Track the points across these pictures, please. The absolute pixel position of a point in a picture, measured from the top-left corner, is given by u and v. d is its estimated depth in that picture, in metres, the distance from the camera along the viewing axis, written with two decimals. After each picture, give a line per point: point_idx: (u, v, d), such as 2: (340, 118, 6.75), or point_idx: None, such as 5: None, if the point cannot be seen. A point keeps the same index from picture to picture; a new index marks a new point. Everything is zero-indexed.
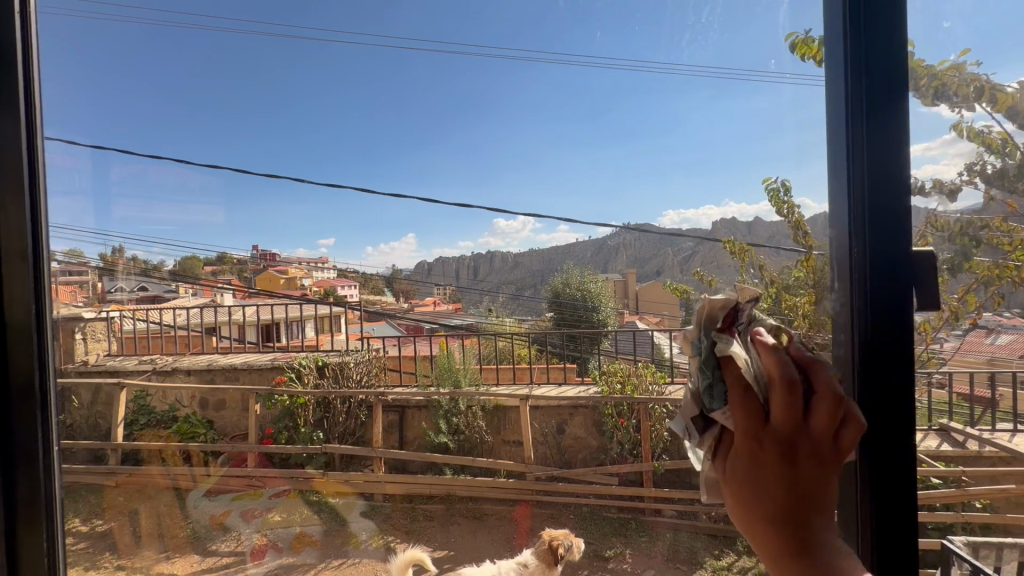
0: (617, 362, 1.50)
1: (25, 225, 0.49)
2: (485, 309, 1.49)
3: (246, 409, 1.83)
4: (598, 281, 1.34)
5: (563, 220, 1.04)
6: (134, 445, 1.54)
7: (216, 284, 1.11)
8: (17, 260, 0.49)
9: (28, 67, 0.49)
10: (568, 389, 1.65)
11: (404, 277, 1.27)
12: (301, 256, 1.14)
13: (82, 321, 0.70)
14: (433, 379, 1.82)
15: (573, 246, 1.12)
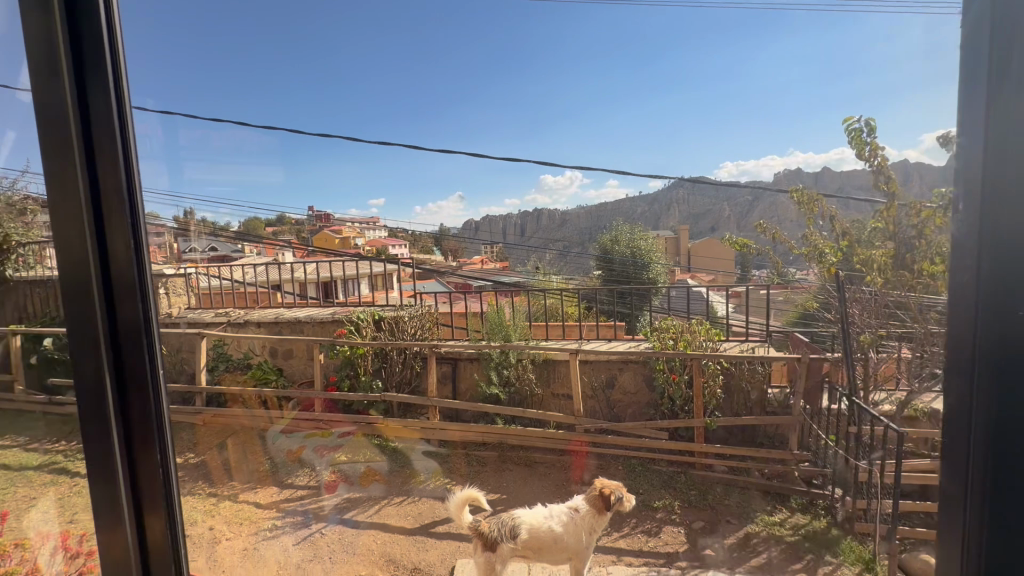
0: (661, 318, 1.57)
1: (118, 171, 0.57)
2: (531, 267, 1.49)
3: (311, 358, 1.94)
4: (648, 238, 1.24)
5: (615, 173, 1.00)
6: (218, 388, 1.72)
7: (277, 244, 1.16)
8: (116, 206, 0.58)
9: (111, 33, 0.55)
10: (620, 345, 1.67)
11: (452, 235, 1.25)
12: (353, 217, 1.14)
13: (163, 279, 0.76)
14: (484, 333, 1.85)
15: (621, 203, 1.10)
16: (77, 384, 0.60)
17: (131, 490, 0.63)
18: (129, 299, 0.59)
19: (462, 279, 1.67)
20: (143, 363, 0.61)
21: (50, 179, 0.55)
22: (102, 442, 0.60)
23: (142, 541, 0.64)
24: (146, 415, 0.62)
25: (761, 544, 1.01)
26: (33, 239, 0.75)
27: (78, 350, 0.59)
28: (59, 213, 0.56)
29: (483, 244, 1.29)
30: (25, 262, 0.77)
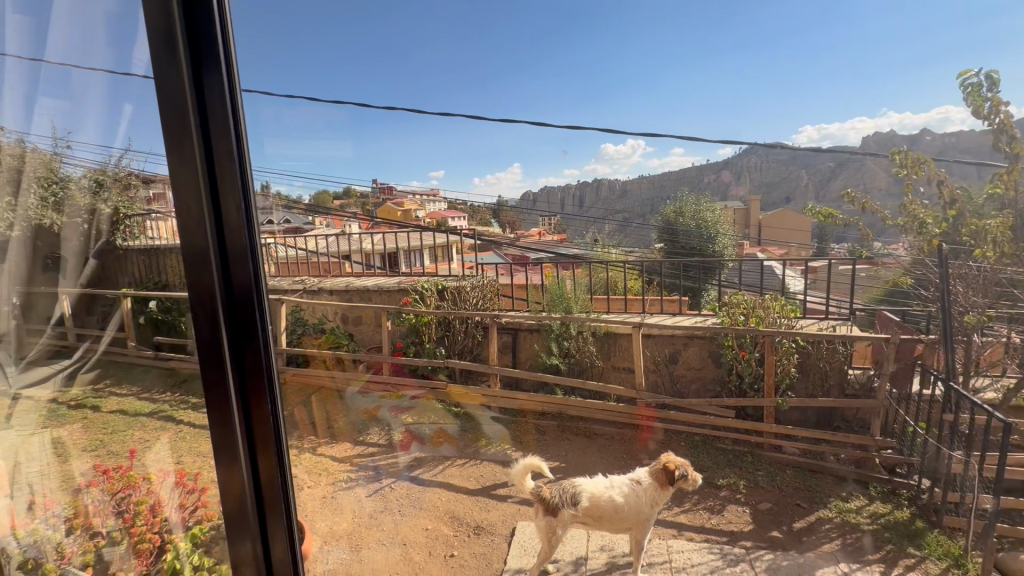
0: (734, 291, 1.44)
1: (231, 144, 0.64)
2: (587, 240, 1.37)
3: (379, 325, 2.05)
4: (713, 209, 1.18)
5: (683, 139, 0.95)
6: (297, 350, 1.83)
7: (346, 216, 1.16)
8: (228, 177, 0.64)
9: (222, 19, 0.60)
10: (682, 321, 1.59)
11: (509, 207, 1.20)
12: (416, 187, 1.15)
13: None
14: (545, 305, 1.84)
15: (684, 171, 1.02)
16: (199, 339, 0.68)
17: (245, 432, 0.72)
18: (242, 263, 0.67)
19: (517, 251, 1.61)
20: (254, 321, 0.69)
21: (175, 157, 0.63)
22: (221, 390, 0.70)
23: (254, 476, 0.74)
24: (257, 367, 0.71)
25: (833, 529, 0.99)
26: (137, 211, 0.88)
27: (200, 309, 0.67)
28: (182, 187, 0.63)
29: (540, 216, 1.25)
30: (132, 233, 0.92)
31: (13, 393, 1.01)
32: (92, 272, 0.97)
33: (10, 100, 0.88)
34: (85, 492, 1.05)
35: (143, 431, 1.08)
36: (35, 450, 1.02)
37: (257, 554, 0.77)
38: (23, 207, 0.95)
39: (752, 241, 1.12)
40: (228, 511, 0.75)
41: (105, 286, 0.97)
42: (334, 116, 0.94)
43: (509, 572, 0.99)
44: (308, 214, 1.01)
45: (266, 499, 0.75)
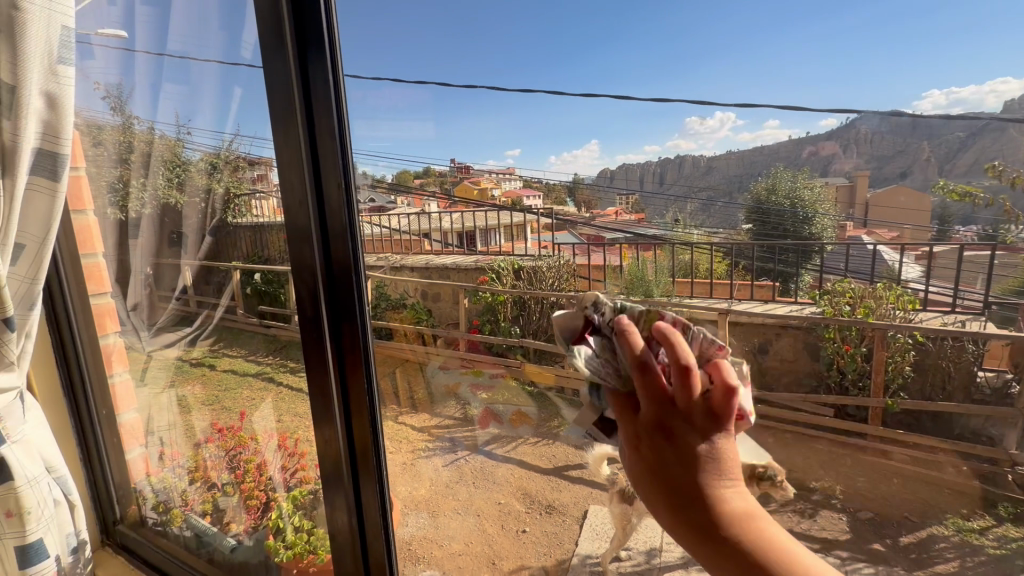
0: (880, 282, 0.74)
1: (334, 128, 0.67)
2: (668, 219, 0.86)
3: (455, 303, 1.51)
4: (819, 185, 0.71)
5: (791, 110, 0.69)
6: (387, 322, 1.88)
7: (427, 197, 1.10)
8: (332, 160, 0.68)
9: (327, 9, 0.64)
10: (776, 306, 0.81)
11: (585, 184, 0.91)
12: (490, 166, 1.02)
13: None
14: (620, 290, 1.03)
15: (781, 144, 0.71)
16: (303, 310, 0.76)
17: (341, 398, 0.79)
18: (341, 245, 0.71)
19: (593, 233, 1.01)
20: (351, 299, 0.73)
21: (283, 146, 0.69)
22: (320, 358, 0.77)
23: (346, 441, 0.80)
24: (354, 343, 0.75)
25: (948, 549, 0.76)
26: (245, 191, 0.96)
27: (303, 284, 0.74)
28: (288, 173, 0.70)
29: (618, 195, 0.88)
30: (240, 211, 1.01)
31: (149, 353, 1.26)
32: (208, 247, 1.08)
33: (139, 94, 1.00)
34: (204, 447, 1.24)
35: (250, 389, 1.20)
36: (166, 404, 1.27)
37: (352, 511, 0.84)
38: (150, 190, 1.09)
39: (857, 223, 0.70)
40: (325, 466, 0.84)
41: (218, 259, 1.09)
42: (422, 98, 1.00)
43: (581, 555, 1.00)
44: (393, 194, 1.01)
45: (359, 463, 0.81)
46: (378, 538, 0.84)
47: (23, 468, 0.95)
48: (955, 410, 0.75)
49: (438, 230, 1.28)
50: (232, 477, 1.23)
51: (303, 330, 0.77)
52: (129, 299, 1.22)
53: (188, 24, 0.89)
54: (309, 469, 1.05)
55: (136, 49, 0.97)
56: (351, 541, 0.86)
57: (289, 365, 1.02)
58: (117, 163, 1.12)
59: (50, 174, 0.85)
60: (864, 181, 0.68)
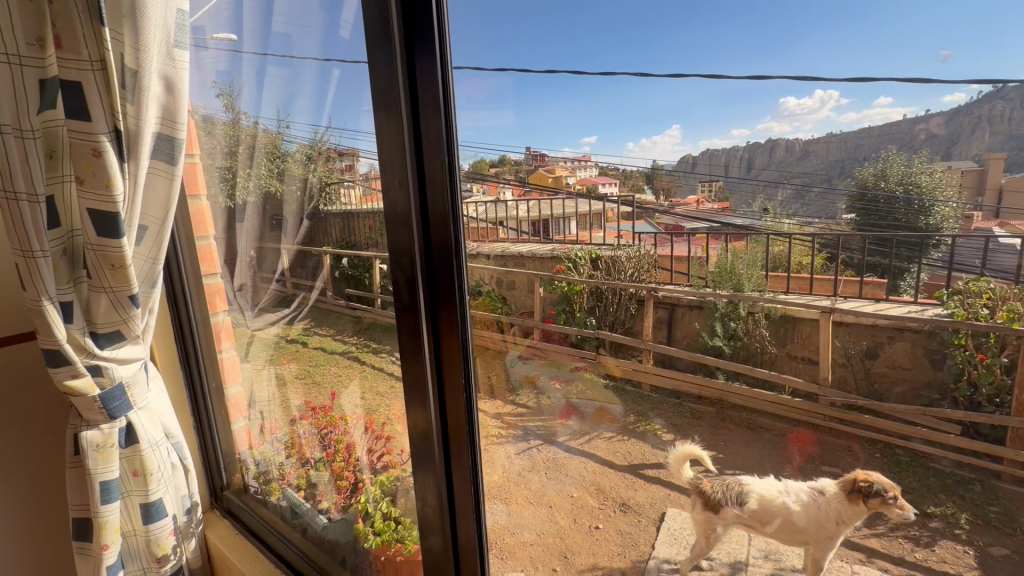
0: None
1: (440, 112, 0.69)
2: (754, 209, 0.79)
3: (532, 291, 1.28)
4: (939, 171, 0.61)
5: (904, 81, 0.60)
6: None
7: (503, 192, 1.06)
8: (437, 145, 0.70)
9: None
10: (888, 307, 0.71)
11: (666, 171, 0.86)
12: (566, 153, 0.99)
13: None
14: (708, 281, 0.96)
15: (892, 123, 0.62)
16: (400, 296, 0.79)
17: (436, 381, 0.81)
18: (441, 232, 0.73)
19: (672, 223, 0.94)
20: (450, 284, 0.75)
21: (387, 135, 0.72)
22: (415, 341, 0.80)
23: (438, 421, 0.84)
24: (451, 326, 0.77)
25: None
26: (336, 180, 1.01)
27: (402, 270, 0.77)
28: (392, 160, 0.72)
29: (701, 182, 0.82)
30: (330, 197, 1.07)
31: (251, 332, 1.40)
32: (304, 232, 1.16)
33: (247, 90, 1.10)
34: (300, 423, 1.35)
35: (338, 367, 1.25)
36: (266, 379, 1.40)
37: (439, 489, 0.87)
38: (256, 180, 1.19)
39: (987, 212, 0.59)
40: (416, 443, 0.88)
41: (314, 242, 1.17)
42: (499, 84, 0.94)
43: (657, 559, 0.98)
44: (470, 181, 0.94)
45: (451, 441, 0.84)
46: (466, 515, 0.87)
47: (146, 432, 1.14)
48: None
49: (517, 221, 1.14)
50: (325, 450, 1.32)
51: (400, 314, 0.81)
52: (237, 281, 1.37)
53: (287, 25, 0.96)
54: (395, 453, 1.11)
55: (244, 50, 1.06)
56: (438, 517, 0.89)
57: (372, 347, 1.12)
58: (225, 157, 1.24)
59: (168, 159, 1.00)
60: (998, 165, 0.57)
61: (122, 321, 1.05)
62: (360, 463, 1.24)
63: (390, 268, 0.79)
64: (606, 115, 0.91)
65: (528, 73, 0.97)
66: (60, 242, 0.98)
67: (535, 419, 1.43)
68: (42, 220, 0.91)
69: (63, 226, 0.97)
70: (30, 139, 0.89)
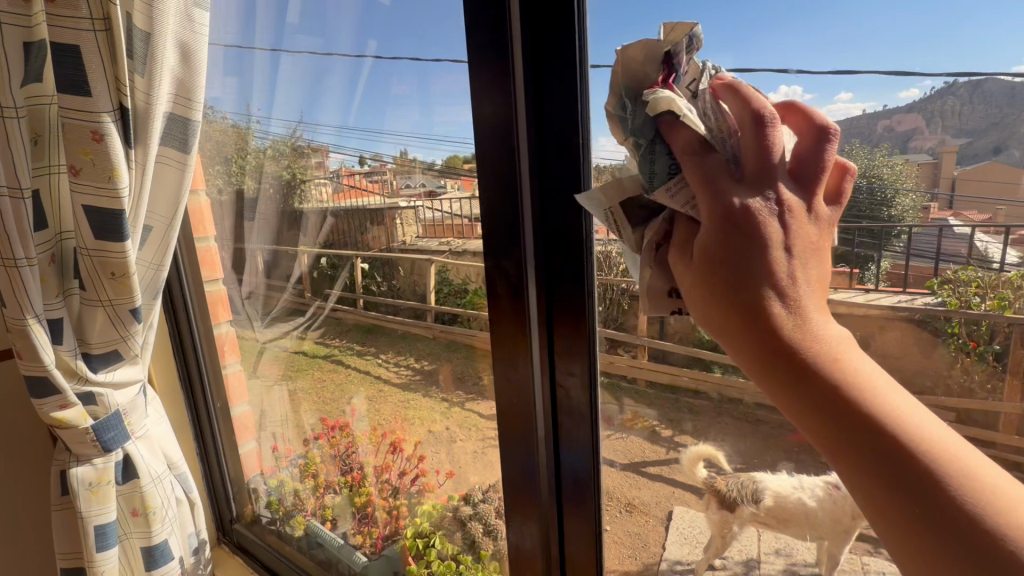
0: (1011, 271, 0.58)
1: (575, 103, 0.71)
2: None
3: None
4: (897, 164, 0.60)
5: (856, 76, 0.60)
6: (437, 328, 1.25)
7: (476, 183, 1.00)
8: (569, 136, 0.73)
9: None
10: (878, 297, 0.66)
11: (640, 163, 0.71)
12: None
13: (399, 211, 1.15)
14: None
15: (853, 119, 0.61)
16: (506, 273, 0.84)
17: (546, 370, 0.87)
18: (567, 211, 0.76)
19: None
20: (571, 261, 0.78)
21: (495, 127, 0.77)
22: (518, 316, 0.85)
23: (547, 396, 0.89)
24: (566, 305, 0.81)
25: None
26: (310, 176, 1.20)
27: (510, 248, 0.82)
28: (505, 153, 0.77)
29: None
30: (304, 197, 1.24)
31: (261, 344, 1.47)
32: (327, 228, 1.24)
33: (262, 90, 1.16)
34: (318, 440, 1.46)
35: (320, 370, 1.39)
36: (278, 397, 1.50)
37: (528, 467, 0.94)
38: (252, 184, 1.28)
39: (942, 202, 0.59)
40: (510, 428, 0.95)
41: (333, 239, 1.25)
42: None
43: (669, 560, 0.91)
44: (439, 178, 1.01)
45: (560, 425, 0.90)
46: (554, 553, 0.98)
47: (146, 465, 1.07)
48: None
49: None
50: (353, 473, 1.42)
51: (498, 291, 0.86)
52: (245, 289, 1.42)
53: None
54: (435, 475, 1.27)
55: (254, 46, 1.12)
56: (524, 490, 0.96)
57: (355, 349, 1.33)
58: (229, 162, 1.29)
59: (179, 145, 0.93)
60: (951, 158, 0.58)
61: (120, 339, 1.00)
62: (394, 492, 1.36)
63: (490, 246, 0.84)
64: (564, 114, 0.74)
65: None
66: (48, 247, 0.92)
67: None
68: (24, 216, 0.84)
69: (51, 227, 0.91)
70: (14, 116, 0.81)
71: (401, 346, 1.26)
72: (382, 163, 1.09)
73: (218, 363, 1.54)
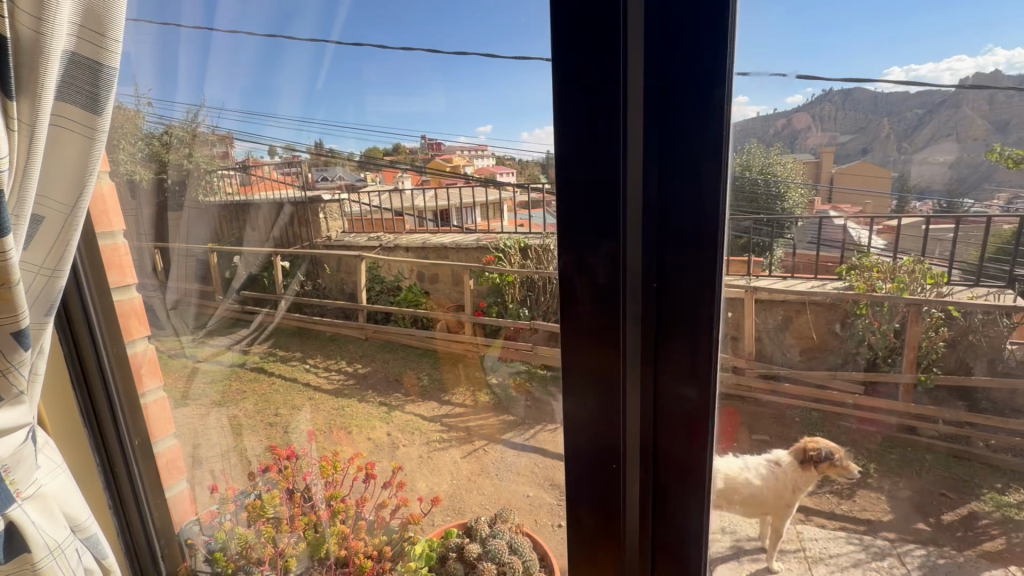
0: (904, 258, 0.55)
1: (717, 40, 0.51)
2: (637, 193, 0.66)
3: (459, 284, 1.06)
4: (787, 163, 0.55)
5: (749, 76, 0.54)
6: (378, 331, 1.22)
7: (398, 174, 0.93)
8: (705, 86, 0.52)
9: None
10: (796, 283, 0.62)
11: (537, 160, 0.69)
12: (462, 144, 0.84)
13: (323, 203, 1.06)
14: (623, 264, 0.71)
15: (747, 122, 0.56)
16: (592, 273, 0.61)
17: (645, 400, 0.65)
18: (693, 185, 0.55)
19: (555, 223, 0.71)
20: (695, 255, 0.57)
21: (595, 69, 0.54)
22: (607, 327, 0.62)
23: (646, 424, 0.66)
24: (680, 309, 0.60)
25: (992, 526, 0.57)
26: (217, 168, 1.07)
27: (602, 240, 0.59)
28: (612, 105, 0.54)
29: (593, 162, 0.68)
30: (211, 188, 1.10)
31: (193, 362, 1.26)
32: (282, 226, 1.12)
33: (188, 76, 1.00)
34: (267, 472, 1.23)
35: (239, 382, 1.25)
36: (215, 423, 1.28)
37: (609, 503, 0.71)
38: (152, 175, 1.11)
39: (824, 195, 0.55)
40: (582, 462, 0.71)
41: (290, 240, 1.13)
42: (410, 69, 0.85)
43: None
44: (362, 170, 0.97)
45: (660, 456, 0.67)
46: None
47: (46, 533, 0.76)
48: (987, 384, 0.54)
49: (420, 211, 0.98)
50: (318, 512, 1.21)
51: (577, 296, 0.63)
52: (169, 298, 1.22)
53: None
54: (419, 503, 1.19)
55: (179, 24, 0.96)
56: (600, 529, 0.74)
57: (279, 355, 1.23)
58: (138, 153, 1.09)
59: (87, 101, 0.64)
60: (830, 157, 0.54)
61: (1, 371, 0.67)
62: (370, 530, 1.21)
63: (569, 239, 0.61)
64: (511, 105, 0.73)
65: (441, 55, 0.81)
66: None
67: (481, 416, 1.15)
68: None
69: None
70: None
71: (332, 349, 1.23)
72: (295, 156, 1.01)
73: (136, 393, 1.20)
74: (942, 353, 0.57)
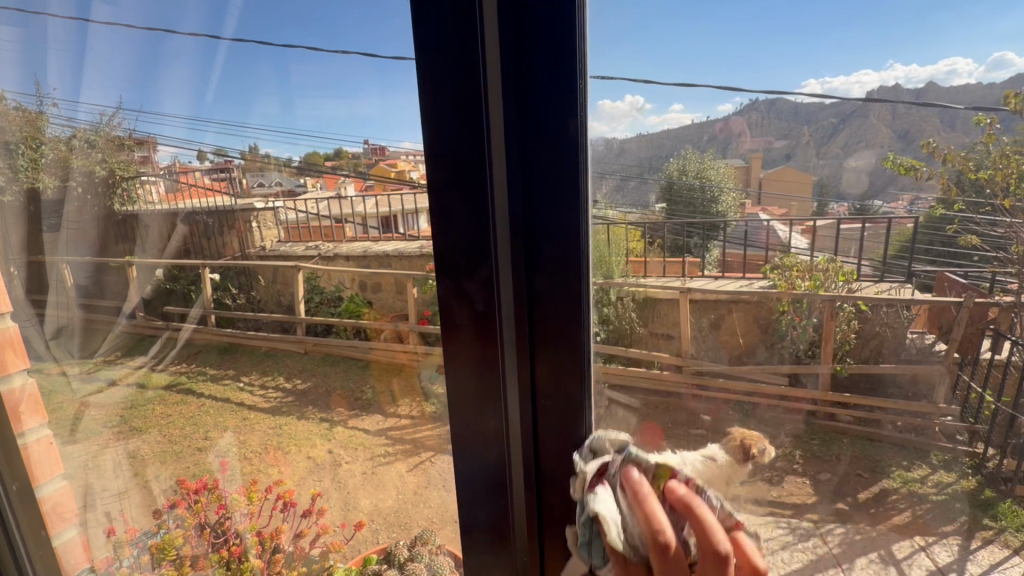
0: (820, 257, 0.60)
1: (568, 83, 0.54)
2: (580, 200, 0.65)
3: (402, 292, 1.04)
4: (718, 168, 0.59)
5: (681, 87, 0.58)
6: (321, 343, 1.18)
7: (337, 177, 0.90)
8: (561, 125, 0.56)
9: None
10: (726, 283, 0.67)
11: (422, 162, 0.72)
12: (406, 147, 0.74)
13: (256, 210, 1.02)
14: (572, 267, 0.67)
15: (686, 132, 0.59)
16: (470, 298, 0.64)
17: (528, 416, 0.67)
18: (555, 217, 0.58)
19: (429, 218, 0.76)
20: (561, 280, 0.61)
21: (456, 106, 0.56)
22: (488, 351, 0.65)
23: (529, 439, 0.68)
24: (552, 330, 0.63)
25: (900, 500, 0.61)
26: (133, 172, 1.00)
27: (478, 266, 0.62)
28: (473, 143, 0.57)
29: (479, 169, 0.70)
30: (129, 197, 1.03)
31: (80, 396, 1.13)
32: (178, 238, 1.07)
33: (60, 73, 0.93)
34: (170, 513, 1.17)
35: (164, 406, 1.17)
36: (111, 464, 1.16)
37: (502, 514, 0.72)
38: (55, 184, 1.02)
39: (755, 199, 0.59)
40: (468, 472, 0.73)
41: (190, 246, 1.09)
42: (338, 71, 0.82)
43: None
44: (301, 176, 0.93)
45: (543, 473, 0.68)
46: None
47: None
48: (893, 371, 0.60)
49: (363, 217, 0.97)
50: (231, 546, 1.17)
51: (459, 321, 0.65)
52: (48, 325, 1.11)
53: None
54: (340, 530, 1.19)
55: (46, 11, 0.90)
56: (497, 541, 0.75)
57: (209, 374, 1.20)
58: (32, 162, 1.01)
59: None
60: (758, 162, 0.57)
61: None
62: (288, 562, 1.20)
63: (447, 262, 0.63)
64: None
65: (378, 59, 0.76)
66: None
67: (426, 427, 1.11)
68: None
69: None
70: None
71: (269, 364, 1.22)
72: (226, 161, 0.95)
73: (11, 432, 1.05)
74: (854, 344, 0.62)
